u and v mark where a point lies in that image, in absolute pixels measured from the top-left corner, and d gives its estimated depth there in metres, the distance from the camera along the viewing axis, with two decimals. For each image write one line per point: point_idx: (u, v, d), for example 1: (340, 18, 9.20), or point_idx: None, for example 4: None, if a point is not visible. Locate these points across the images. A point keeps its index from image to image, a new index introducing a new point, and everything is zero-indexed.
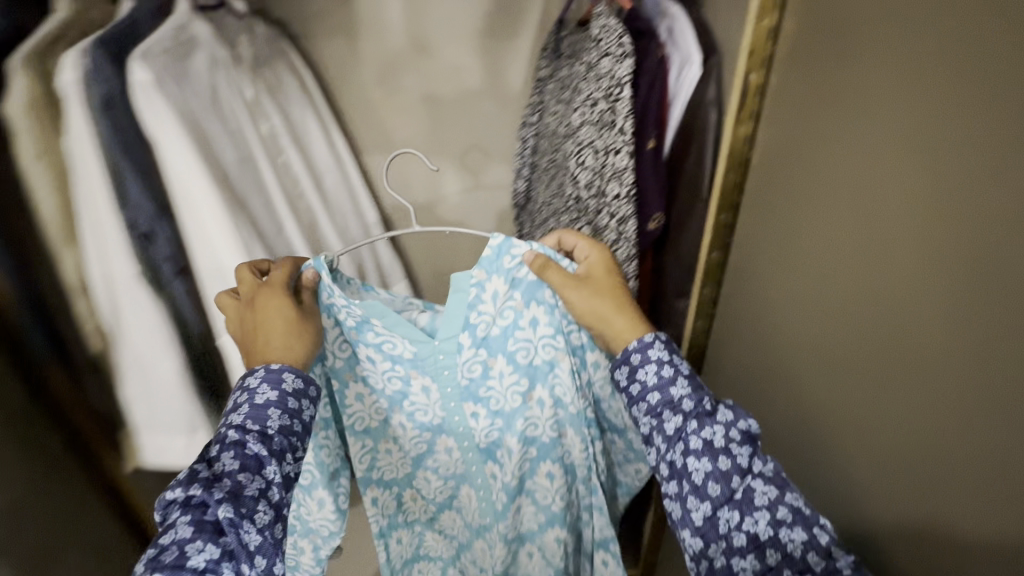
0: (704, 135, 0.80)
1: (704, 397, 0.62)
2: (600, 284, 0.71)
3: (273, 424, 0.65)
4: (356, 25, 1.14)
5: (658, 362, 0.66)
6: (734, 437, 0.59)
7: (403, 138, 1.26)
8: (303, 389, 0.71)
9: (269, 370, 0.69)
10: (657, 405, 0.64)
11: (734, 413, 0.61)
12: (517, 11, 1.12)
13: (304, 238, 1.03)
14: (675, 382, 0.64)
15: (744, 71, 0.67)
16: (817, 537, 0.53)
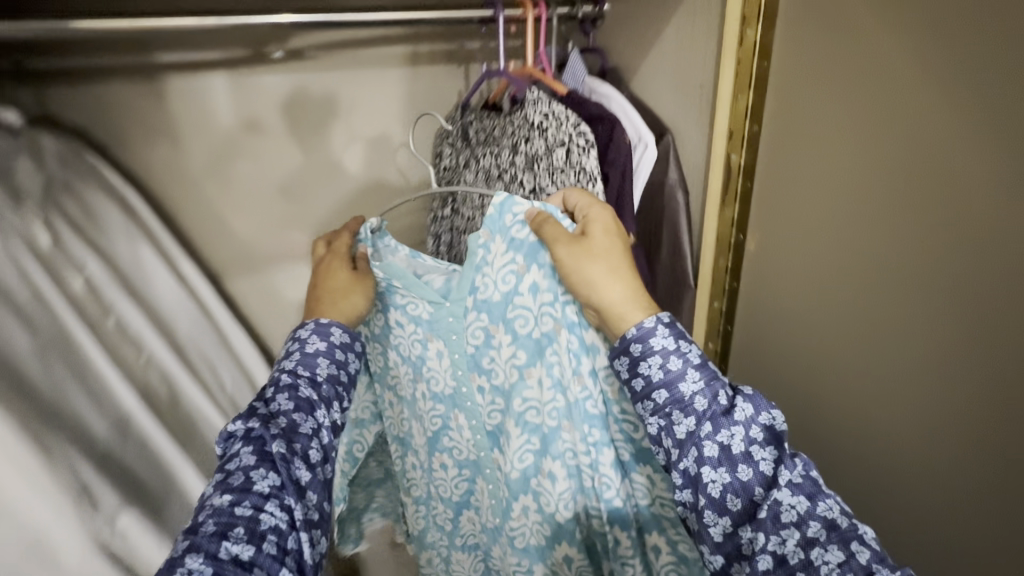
0: (677, 215, 0.89)
1: (720, 391, 0.58)
2: (597, 247, 0.67)
3: (320, 371, 0.72)
4: (177, 127, 1.03)
5: (663, 353, 0.60)
6: (756, 437, 0.55)
7: (265, 254, 1.16)
8: (348, 342, 0.76)
9: (319, 323, 0.75)
10: (667, 404, 0.59)
11: (754, 406, 0.57)
12: (332, 103, 1.10)
13: (189, 370, 1.07)
14: (685, 378, 0.58)
15: (727, 151, 0.82)
16: (855, 557, 0.47)
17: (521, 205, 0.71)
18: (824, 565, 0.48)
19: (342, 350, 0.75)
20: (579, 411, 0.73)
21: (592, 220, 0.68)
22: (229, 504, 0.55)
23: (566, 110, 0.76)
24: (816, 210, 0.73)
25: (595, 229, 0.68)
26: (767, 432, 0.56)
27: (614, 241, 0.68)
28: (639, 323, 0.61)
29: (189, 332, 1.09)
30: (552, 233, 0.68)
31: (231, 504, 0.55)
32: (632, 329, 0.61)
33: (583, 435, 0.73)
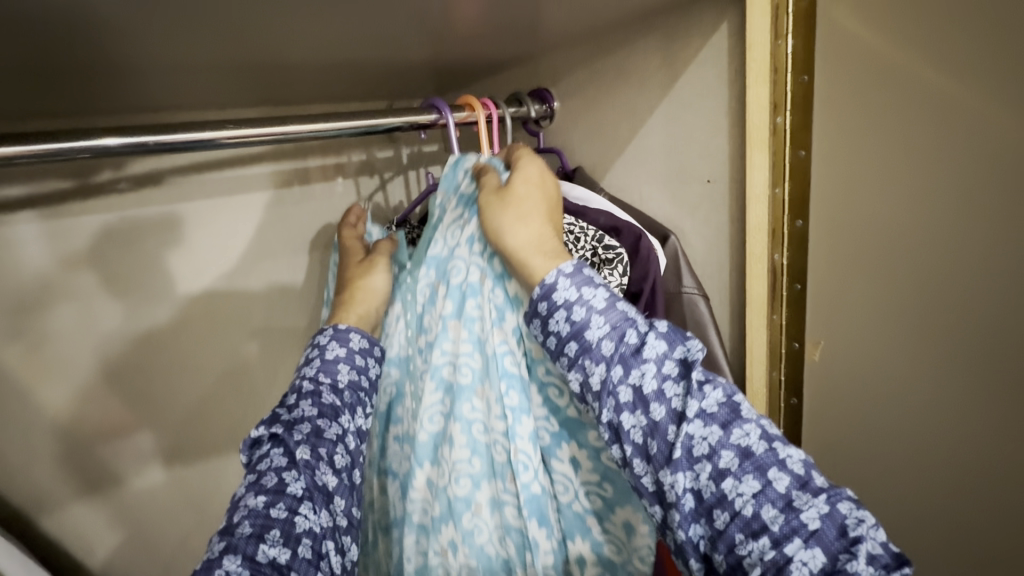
0: (709, 331, 0.57)
1: (627, 329, 0.37)
2: (524, 197, 0.45)
3: (343, 378, 0.50)
4: None
5: (565, 304, 0.39)
6: (670, 373, 0.35)
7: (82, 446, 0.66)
8: (370, 346, 0.54)
9: (338, 327, 0.53)
10: (575, 359, 0.38)
11: (666, 339, 0.36)
12: (175, 214, 0.71)
13: None
14: (590, 318, 0.38)
15: (768, 253, 0.52)
16: (772, 486, 0.30)
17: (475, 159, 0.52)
18: (742, 500, 0.30)
19: (364, 357, 0.53)
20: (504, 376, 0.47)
21: (525, 172, 0.47)
22: (265, 504, 0.39)
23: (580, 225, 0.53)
24: (868, 275, 0.49)
25: (521, 171, 0.46)
26: (680, 366, 0.35)
27: (548, 200, 0.46)
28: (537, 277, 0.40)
29: None
30: (480, 188, 0.48)
31: (266, 506, 0.39)
32: (534, 288, 0.41)
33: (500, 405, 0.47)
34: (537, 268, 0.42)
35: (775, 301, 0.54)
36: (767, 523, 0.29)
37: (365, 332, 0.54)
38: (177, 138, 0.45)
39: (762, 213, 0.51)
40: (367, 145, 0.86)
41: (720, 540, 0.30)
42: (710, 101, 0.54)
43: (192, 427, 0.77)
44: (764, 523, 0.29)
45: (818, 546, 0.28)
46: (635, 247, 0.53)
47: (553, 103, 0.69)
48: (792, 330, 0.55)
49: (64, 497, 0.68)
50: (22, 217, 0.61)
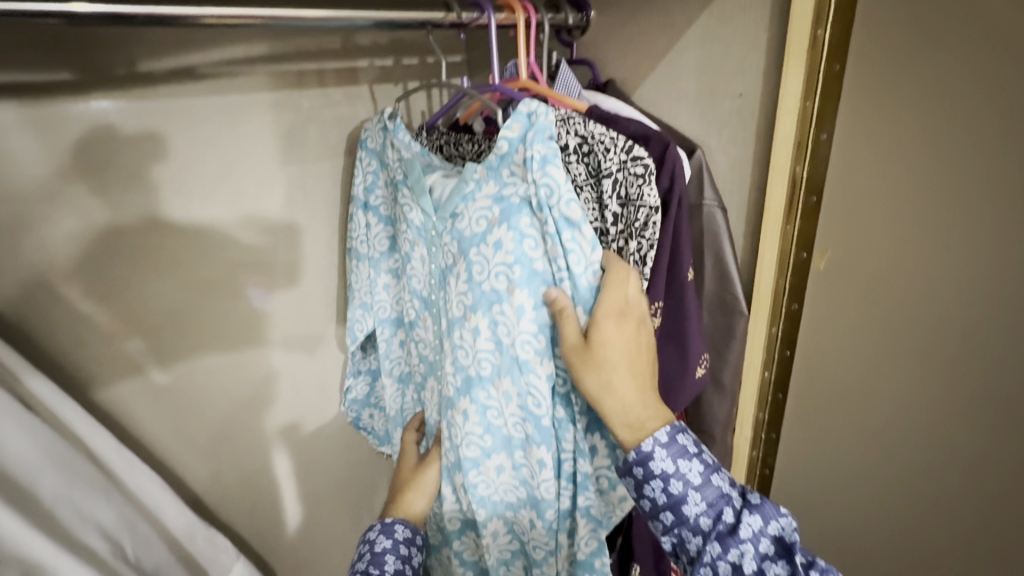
0: (720, 239, 0.61)
1: (723, 507, 0.47)
2: (609, 353, 0.50)
3: (388, 567, 0.63)
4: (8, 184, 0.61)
5: (664, 477, 0.47)
6: (766, 551, 0.46)
7: (135, 324, 0.73)
8: (412, 537, 0.67)
9: (385, 522, 0.67)
10: (672, 527, 0.48)
11: (762, 517, 0.46)
12: (210, 111, 0.73)
13: (132, 461, 0.69)
14: (688, 498, 0.47)
15: (790, 165, 0.55)
16: None
17: (519, 166, 0.55)
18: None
19: (408, 545, 0.66)
20: (525, 379, 0.58)
21: (602, 320, 0.50)
22: None
23: (610, 131, 0.54)
24: (876, 189, 0.55)
25: (600, 333, 0.50)
26: (775, 543, 0.46)
27: (629, 352, 0.50)
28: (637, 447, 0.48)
29: (66, 480, 0.59)
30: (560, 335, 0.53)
31: None
32: (631, 454, 0.48)
33: (520, 397, 0.60)
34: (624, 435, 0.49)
35: (790, 212, 0.58)
36: None
37: (408, 522, 0.68)
38: (229, 13, 0.48)
39: (789, 125, 0.53)
40: (395, 52, 0.89)
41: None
42: (730, 20, 0.57)
43: (224, 318, 0.82)
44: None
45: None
46: (662, 155, 0.55)
47: (590, 13, 0.68)
48: (802, 241, 0.59)
49: (108, 378, 0.72)
50: (4, 106, 0.59)
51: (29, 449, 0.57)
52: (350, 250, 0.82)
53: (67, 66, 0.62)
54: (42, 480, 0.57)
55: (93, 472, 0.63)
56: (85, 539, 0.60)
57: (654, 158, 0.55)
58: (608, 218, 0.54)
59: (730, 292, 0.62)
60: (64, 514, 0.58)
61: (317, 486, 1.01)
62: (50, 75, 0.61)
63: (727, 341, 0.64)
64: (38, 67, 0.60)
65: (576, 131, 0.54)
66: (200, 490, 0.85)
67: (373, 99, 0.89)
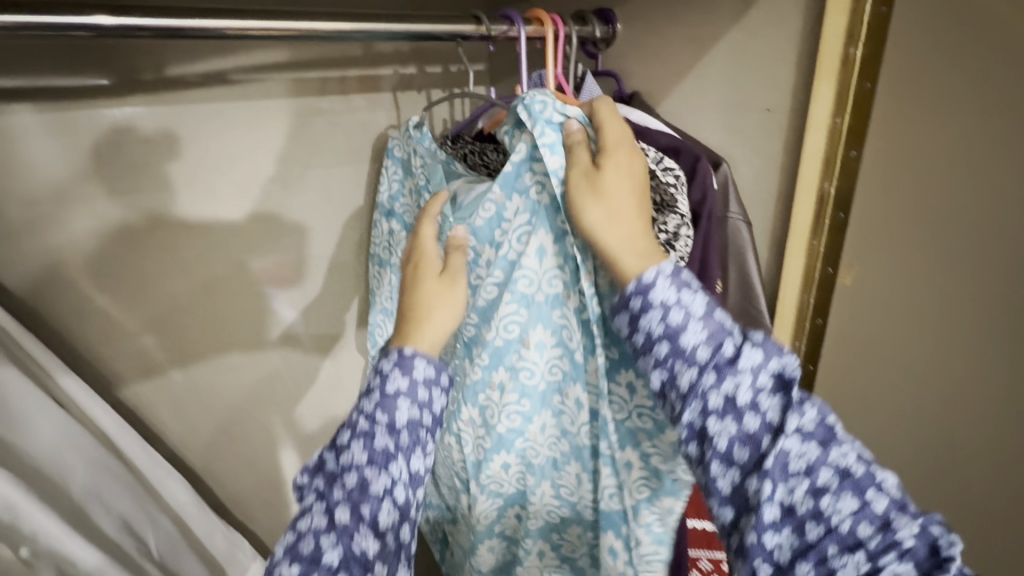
0: (745, 252, 0.61)
1: (723, 339, 0.42)
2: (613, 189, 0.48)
3: (401, 416, 0.53)
4: (37, 181, 0.63)
5: (663, 306, 0.43)
6: (764, 385, 0.40)
7: (155, 322, 0.74)
8: (433, 376, 0.56)
9: (403, 353, 0.55)
10: (664, 359, 0.43)
11: (762, 352, 0.41)
12: (235, 114, 0.75)
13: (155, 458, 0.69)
14: (686, 326, 0.43)
15: (818, 180, 0.57)
16: (870, 507, 0.35)
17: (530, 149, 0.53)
18: (839, 516, 0.35)
19: (428, 388, 0.55)
20: (559, 401, 0.58)
21: (613, 148, 0.49)
22: None
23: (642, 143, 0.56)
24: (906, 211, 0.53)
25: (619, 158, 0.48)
26: (776, 379, 0.40)
27: (637, 185, 0.49)
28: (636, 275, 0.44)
29: (93, 476, 0.60)
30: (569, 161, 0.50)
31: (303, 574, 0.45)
32: (630, 283, 0.45)
33: (555, 422, 0.59)
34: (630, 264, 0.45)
35: (817, 227, 0.59)
36: (863, 539, 0.34)
37: (431, 359, 0.56)
38: (250, 23, 0.49)
39: (816, 142, 0.55)
40: (418, 60, 0.90)
41: (810, 550, 0.36)
42: (758, 35, 0.58)
43: (245, 319, 0.82)
44: (859, 539, 0.35)
45: (911, 561, 0.33)
46: (693, 168, 0.57)
47: (616, 24, 0.69)
48: (828, 257, 0.59)
49: (128, 373, 0.74)
50: (21, 109, 0.61)
51: (58, 442, 0.58)
52: (372, 257, 0.84)
53: (99, 70, 0.64)
54: (72, 473, 0.58)
55: (118, 470, 0.63)
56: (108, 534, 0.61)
57: (685, 170, 0.57)
58: None
59: (755, 306, 0.62)
60: (92, 507, 0.60)
61: None
62: (86, 80, 0.63)
63: None
64: (71, 72, 0.62)
65: None
66: (216, 487, 0.86)
67: (397, 106, 0.90)
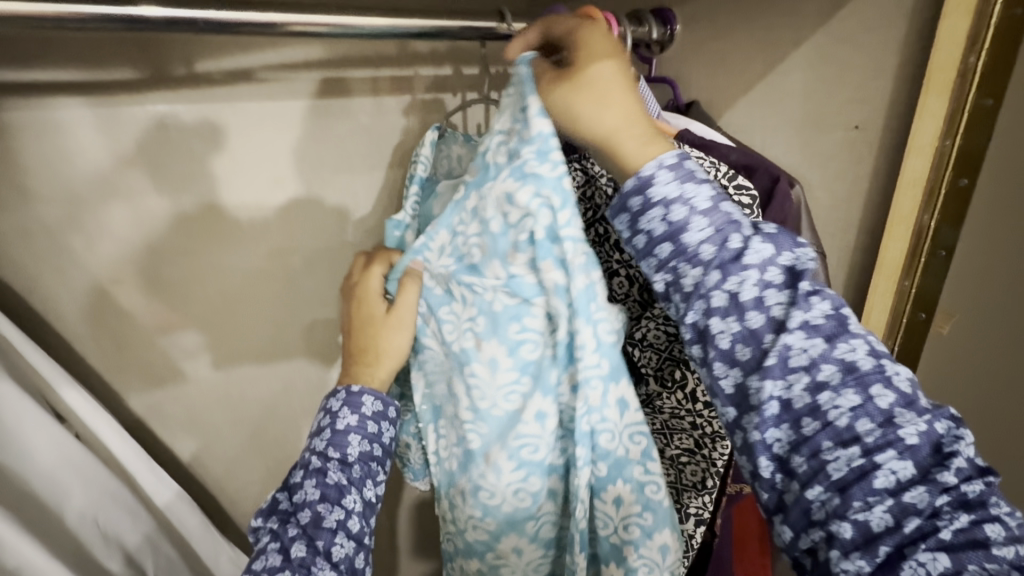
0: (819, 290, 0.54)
1: (731, 233, 0.38)
2: (598, 78, 0.43)
3: (352, 452, 0.53)
4: (51, 177, 0.58)
5: (668, 202, 0.39)
6: (774, 280, 0.36)
7: (170, 330, 0.70)
8: (383, 410, 0.56)
9: (351, 391, 0.55)
10: (667, 261, 0.40)
11: (773, 244, 0.37)
12: (262, 114, 0.70)
13: (161, 478, 0.65)
14: (696, 218, 0.39)
15: (916, 212, 0.48)
16: (874, 401, 0.32)
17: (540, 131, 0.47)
18: (838, 412, 0.32)
19: (377, 422, 0.55)
20: (516, 433, 0.52)
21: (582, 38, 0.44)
22: None
23: (709, 156, 0.48)
24: None
25: (600, 55, 0.43)
26: (787, 273, 0.36)
27: (619, 70, 0.43)
28: (635, 169, 0.40)
29: (92, 501, 0.56)
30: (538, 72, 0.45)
31: None
32: (629, 180, 0.40)
33: (512, 458, 0.53)
34: (632, 150, 0.41)
35: (909, 266, 0.50)
36: (862, 434, 0.31)
37: (378, 393, 0.56)
38: (282, 17, 0.44)
39: (921, 168, 0.47)
40: (455, 60, 0.84)
41: (804, 444, 0.33)
42: (855, 42, 0.50)
43: (264, 330, 0.78)
44: (856, 434, 0.31)
45: (911, 458, 0.30)
46: (770, 190, 0.50)
47: (676, 27, 0.61)
48: (921, 301, 0.52)
49: (141, 384, 0.69)
50: (72, 103, 0.58)
51: (60, 466, 0.54)
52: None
53: (124, 63, 0.60)
54: (69, 499, 0.54)
55: (120, 494, 0.59)
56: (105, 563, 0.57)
57: (761, 191, 0.51)
58: None
59: None
60: (87, 534, 0.55)
61: None
62: (109, 74, 0.59)
63: None
64: (98, 67, 0.58)
65: None
66: (228, 503, 0.82)
67: (430, 108, 0.85)
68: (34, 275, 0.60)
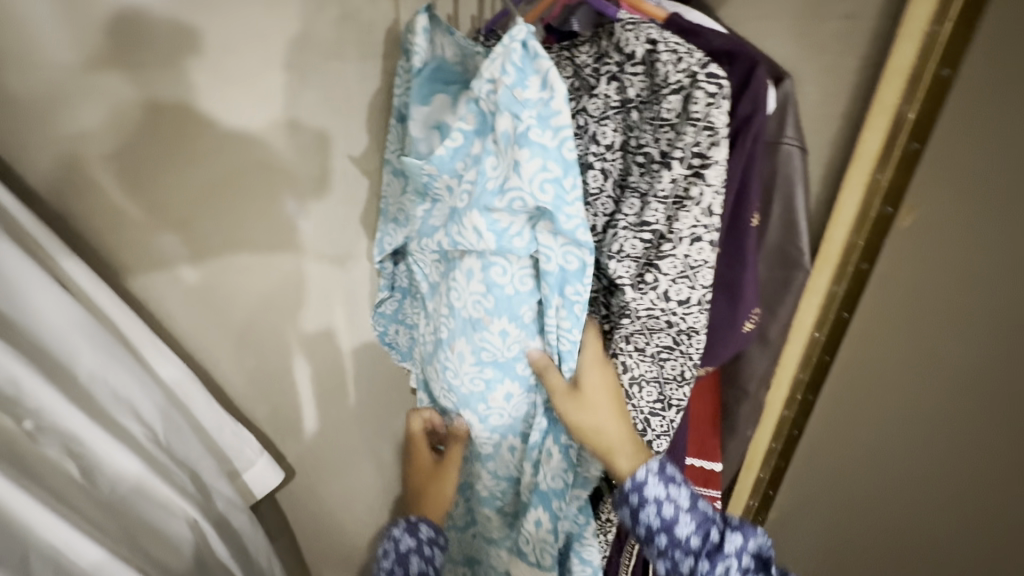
0: (790, 183, 0.57)
1: (709, 527, 0.54)
2: (596, 405, 0.56)
3: (414, 568, 0.66)
4: (23, 45, 0.56)
5: (658, 502, 0.54)
6: (747, 565, 0.54)
7: (162, 215, 0.70)
8: (435, 536, 0.70)
9: (410, 520, 0.70)
10: (665, 551, 0.54)
11: (742, 537, 0.54)
12: None
13: (161, 348, 0.69)
14: (679, 521, 0.54)
15: (897, 104, 0.56)
16: None
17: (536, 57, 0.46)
18: None
19: (431, 546, 0.69)
20: (479, 335, 0.61)
21: (587, 367, 0.57)
22: None
23: (686, 41, 0.49)
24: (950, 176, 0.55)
25: (592, 365, 0.57)
26: (756, 559, 0.54)
27: (611, 392, 0.57)
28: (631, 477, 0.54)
29: (98, 364, 0.59)
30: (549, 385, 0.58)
31: None
32: (626, 482, 0.55)
33: (474, 354, 0.62)
34: (625, 467, 0.55)
35: (884, 158, 0.59)
36: None
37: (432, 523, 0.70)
38: None
39: (908, 52, 0.53)
40: None
41: None
42: None
43: (259, 222, 0.78)
44: None
45: None
46: (745, 78, 0.50)
47: None
48: (889, 195, 0.60)
49: (136, 266, 0.71)
50: None
51: (62, 322, 0.56)
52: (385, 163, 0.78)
53: None
54: (77, 356, 0.57)
55: (127, 359, 0.62)
56: (120, 420, 0.61)
57: (737, 79, 0.51)
58: (668, 139, 0.51)
59: (792, 244, 0.60)
60: (99, 391, 0.59)
61: (339, 406, 1.00)
62: None
63: (780, 294, 0.63)
64: None
65: (647, 36, 0.50)
66: (232, 387, 0.86)
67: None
68: (24, 145, 0.59)
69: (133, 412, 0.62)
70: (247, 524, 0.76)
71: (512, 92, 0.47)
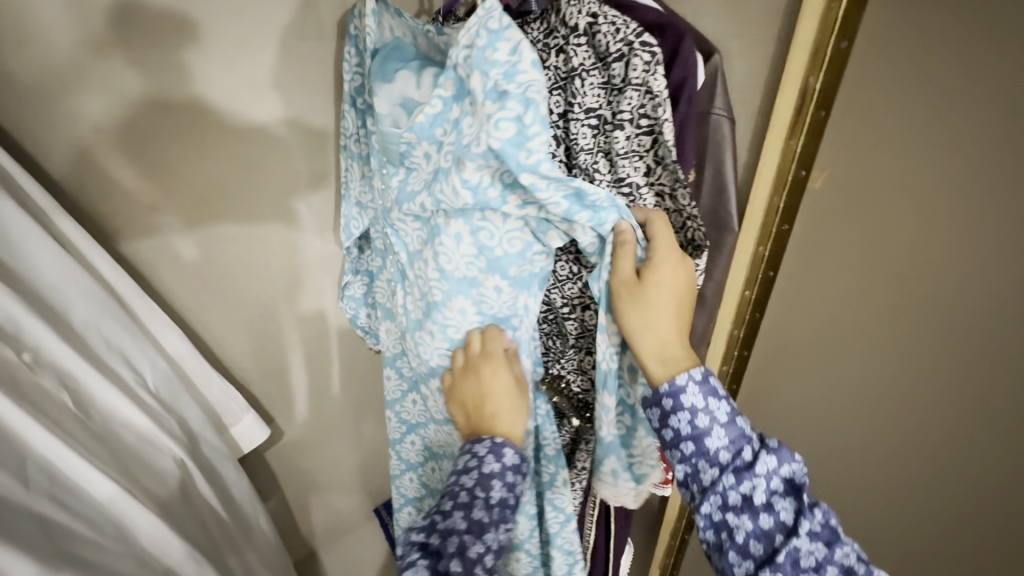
0: (719, 150, 0.62)
1: (743, 446, 0.53)
2: (656, 301, 0.56)
3: (494, 495, 0.60)
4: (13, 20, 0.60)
5: (693, 408, 0.54)
6: (777, 487, 0.52)
7: (149, 183, 0.74)
8: (518, 464, 0.63)
9: (496, 441, 0.63)
10: (689, 457, 0.54)
11: (776, 458, 0.52)
12: None
13: (149, 305, 0.75)
14: (712, 432, 0.54)
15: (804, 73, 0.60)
16: None
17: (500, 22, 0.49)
18: None
19: (514, 472, 0.62)
20: (476, 291, 0.66)
21: (659, 262, 0.56)
22: None
23: (622, 15, 0.54)
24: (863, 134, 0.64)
25: (660, 261, 0.56)
26: (787, 483, 0.52)
27: (675, 292, 0.56)
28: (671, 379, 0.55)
29: (91, 313, 0.65)
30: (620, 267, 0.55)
31: None
32: (664, 385, 0.55)
33: (475, 307, 0.67)
34: (662, 373, 0.56)
35: (796, 126, 0.63)
36: None
37: (516, 446, 0.64)
38: None
39: (812, 27, 0.57)
40: None
41: None
42: None
43: (244, 197, 0.83)
44: None
45: None
46: (675, 49, 0.56)
47: None
48: (802, 160, 0.65)
49: (126, 231, 0.76)
50: None
51: (58, 274, 0.62)
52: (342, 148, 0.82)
53: None
54: (72, 307, 0.63)
55: (116, 311, 0.68)
56: (112, 365, 0.67)
57: (668, 49, 0.56)
58: (611, 103, 0.56)
59: (722, 209, 0.65)
60: (92, 338, 0.65)
61: (325, 371, 1.06)
62: None
63: (714, 257, 0.69)
64: None
65: (588, 10, 0.54)
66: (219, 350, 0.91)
67: None
68: (17, 116, 0.64)
69: (123, 359, 0.69)
70: (232, 469, 0.83)
71: (483, 53, 0.50)
